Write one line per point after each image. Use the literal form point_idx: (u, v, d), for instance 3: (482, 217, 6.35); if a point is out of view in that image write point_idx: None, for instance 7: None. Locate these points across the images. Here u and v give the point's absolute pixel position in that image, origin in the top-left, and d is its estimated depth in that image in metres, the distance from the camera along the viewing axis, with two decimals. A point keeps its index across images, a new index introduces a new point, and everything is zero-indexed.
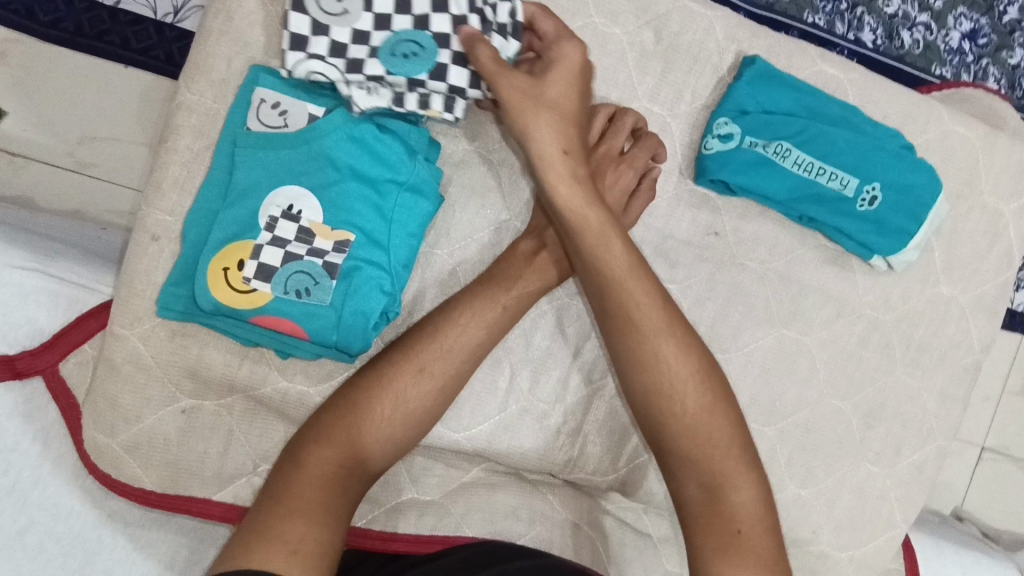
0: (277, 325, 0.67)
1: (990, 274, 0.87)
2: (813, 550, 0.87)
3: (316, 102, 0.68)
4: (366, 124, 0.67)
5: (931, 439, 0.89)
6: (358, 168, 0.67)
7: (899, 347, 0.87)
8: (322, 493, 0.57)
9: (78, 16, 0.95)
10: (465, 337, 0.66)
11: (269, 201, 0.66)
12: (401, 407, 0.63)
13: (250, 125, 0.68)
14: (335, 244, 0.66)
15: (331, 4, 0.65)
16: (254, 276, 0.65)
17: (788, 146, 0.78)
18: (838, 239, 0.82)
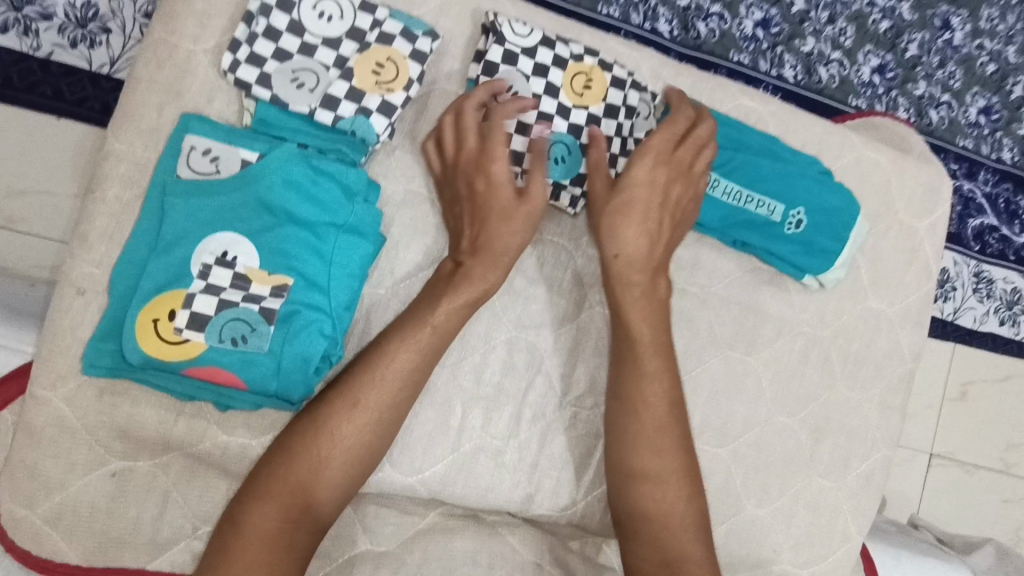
0: (213, 376, 0.64)
1: (912, 287, 0.93)
2: (776, 569, 0.88)
3: (249, 147, 0.67)
4: (301, 167, 0.67)
5: (875, 448, 0.92)
6: (294, 212, 0.66)
7: (837, 361, 0.91)
8: (265, 552, 0.56)
9: (8, 68, 0.92)
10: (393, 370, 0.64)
11: (202, 248, 0.64)
12: (337, 451, 0.61)
13: (181, 173, 0.67)
14: (273, 289, 0.65)
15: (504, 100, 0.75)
16: (185, 326, 0.63)
17: (715, 177, 0.82)
18: (770, 261, 0.86)
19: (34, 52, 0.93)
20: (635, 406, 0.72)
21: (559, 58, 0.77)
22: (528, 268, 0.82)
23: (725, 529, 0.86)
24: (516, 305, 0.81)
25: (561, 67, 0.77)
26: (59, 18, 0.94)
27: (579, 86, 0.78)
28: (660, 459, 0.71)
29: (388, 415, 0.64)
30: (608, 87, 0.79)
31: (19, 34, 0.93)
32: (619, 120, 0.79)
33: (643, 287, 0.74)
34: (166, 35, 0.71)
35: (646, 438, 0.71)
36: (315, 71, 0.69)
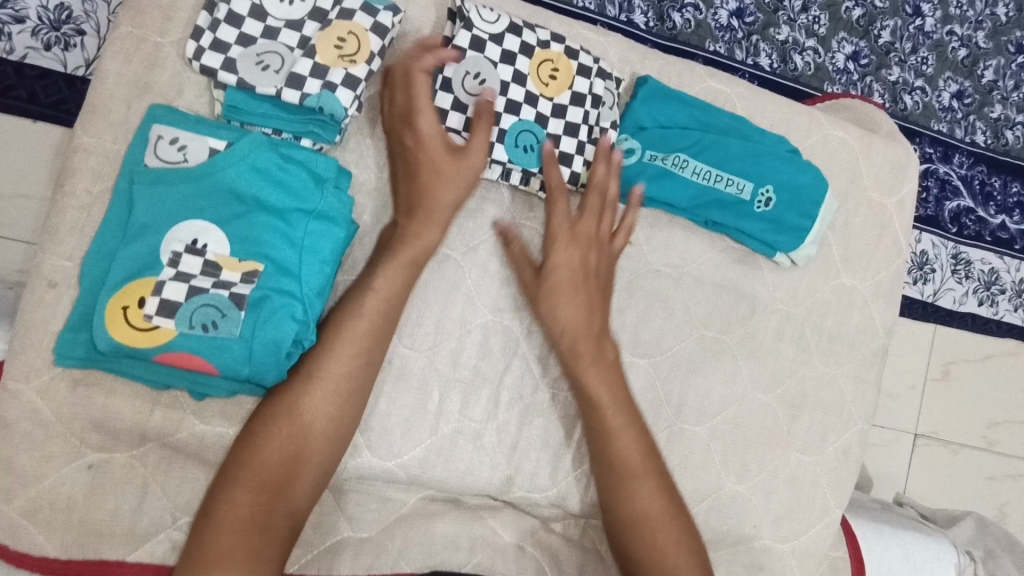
0: (184, 363, 0.64)
1: (882, 263, 0.95)
2: (757, 544, 0.89)
3: (217, 135, 0.68)
4: (269, 155, 0.68)
5: (852, 422, 0.94)
6: (263, 199, 0.67)
7: (811, 337, 0.92)
8: (241, 535, 0.59)
9: None
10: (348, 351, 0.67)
11: (171, 237, 0.65)
12: (302, 435, 0.64)
13: (148, 162, 0.67)
14: (243, 276, 0.66)
15: (471, 86, 0.76)
16: (155, 313, 0.64)
17: (685, 157, 0.83)
18: (741, 240, 0.88)
19: (6, 54, 0.93)
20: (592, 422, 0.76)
21: (526, 45, 0.78)
22: (503, 252, 0.82)
23: (705, 507, 0.87)
24: (491, 289, 0.82)
25: (527, 55, 0.78)
26: (32, 19, 0.94)
27: (546, 75, 0.78)
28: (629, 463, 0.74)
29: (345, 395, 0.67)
30: (575, 75, 0.80)
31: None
32: (587, 108, 0.80)
33: (590, 358, 0.76)
34: (133, 28, 0.71)
35: (613, 452, 0.75)
36: (279, 53, 0.70)
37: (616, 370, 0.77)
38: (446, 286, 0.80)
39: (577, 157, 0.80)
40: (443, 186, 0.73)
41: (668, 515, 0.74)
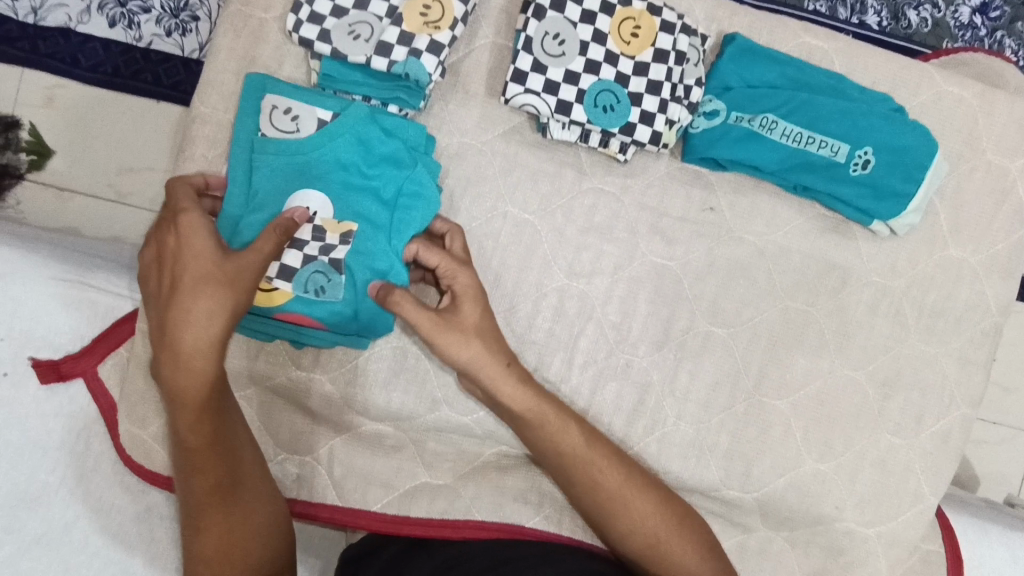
0: (296, 320, 0.73)
1: (1001, 234, 0.86)
2: (838, 526, 0.86)
3: (324, 106, 0.73)
4: (371, 129, 0.73)
5: (954, 406, 0.87)
6: (363, 171, 0.74)
7: (910, 314, 0.86)
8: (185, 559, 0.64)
9: (115, 58, 1.04)
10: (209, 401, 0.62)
11: (288, 204, 0.72)
12: (200, 502, 0.64)
13: (265, 131, 0.73)
14: (343, 237, 0.73)
15: (551, 47, 0.76)
16: (276, 276, 0.71)
17: (773, 119, 0.79)
18: (833, 206, 0.83)
19: (136, 42, 1.04)
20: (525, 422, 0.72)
21: (606, 4, 0.77)
22: (579, 218, 0.82)
23: (783, 483, 0.85)
24: (566, 252, 0.82)
25: (609, 13, 0.77)
26: (156, 10, 1.04)
27: (628, 33, 0.77)
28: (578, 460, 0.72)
29: (208, 444, 0.63)
30: (658, 31, 0.77)
31: (124, 27, 1.03)
32: (671, 66, 0.77)
33: (509, 376, 0.70)
34: (241, 6, 0.78)
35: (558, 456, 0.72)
36: (369, 22, 0.74)
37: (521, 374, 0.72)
38: (523, 250, 0.82)
39: (659, 116, 0.77)
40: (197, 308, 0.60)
41: (661, 508, 0.71)
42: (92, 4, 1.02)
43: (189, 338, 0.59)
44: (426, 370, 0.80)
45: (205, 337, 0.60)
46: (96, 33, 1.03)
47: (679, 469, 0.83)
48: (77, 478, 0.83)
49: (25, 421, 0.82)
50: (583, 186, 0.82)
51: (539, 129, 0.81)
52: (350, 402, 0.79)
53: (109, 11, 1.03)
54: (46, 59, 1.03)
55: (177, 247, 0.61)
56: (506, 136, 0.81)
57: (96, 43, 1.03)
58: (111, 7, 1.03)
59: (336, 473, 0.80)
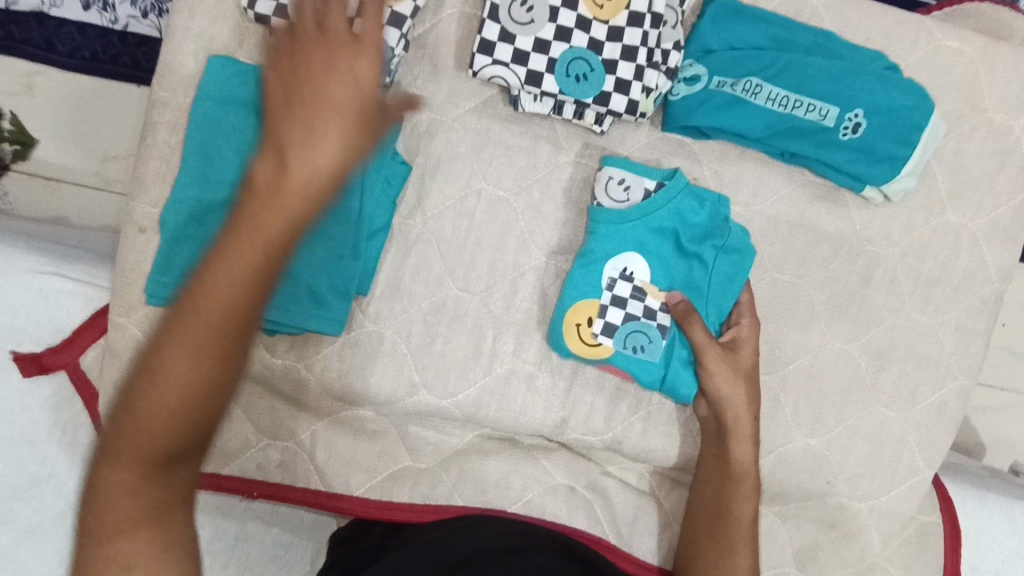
0: (613, 373, 0.79)
1: (1004, 196, 0.81)
2: (829, 501, 0.85)
3: (652, 176, 0.77)
4: (690, 200, 0.78)
5: (950, 377, 0.84)
6: (682, 239, 0.78)
7: (906, 283, 0.83)
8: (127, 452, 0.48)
9: (92, 42, 1.00)
10: (184, 338, 0.48)
11: (612, 266, 0.77)
12: (138, 432, 0.48)
13: (598, 199, 0.78)
14: (662, 303, 0.78)
15: (519, 14, 0.72)
16: (601, 332, 0.77)
17: (758, 83, 0.75)
18: (823, 173, 0.79)
19: (113, 26, 1.00)
20: (725, 427, 0.77)
21: None
22: (557, 193, 0.80)
23: (772, 460, 0.83)
24: (544, 229, 0.80)
25: None
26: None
27: None
28: (740, 466, 0.76)
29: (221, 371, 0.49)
30: None
31: (98, 9, 0.99)
32: (647, 29, 0.72)
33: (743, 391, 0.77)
34: None
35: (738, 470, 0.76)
36: None
37: (752, 389, 0.78)
38: (498, 229, 0.79)
39: (636, 84, 0.73)
40: (335, 139, 0.54)
41: (749, 541, 0.75)
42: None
43: (309, 166, 0.52)
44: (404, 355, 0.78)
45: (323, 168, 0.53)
46: (71, 16, 0.99)
47: (665, 448, 0.82)
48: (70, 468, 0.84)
49: (14, 415, 0.84)
50: (559, 160, 0.79)
51: (510, 103, 0.78)
52: (328, 388, 0.78)
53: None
54: (20, 45, 1.00)
55: (333, 94, 0.55)
56: (477, 110, 0.78)
57: (73, 27, 1.00)
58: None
59: (318, 458, 0.80)
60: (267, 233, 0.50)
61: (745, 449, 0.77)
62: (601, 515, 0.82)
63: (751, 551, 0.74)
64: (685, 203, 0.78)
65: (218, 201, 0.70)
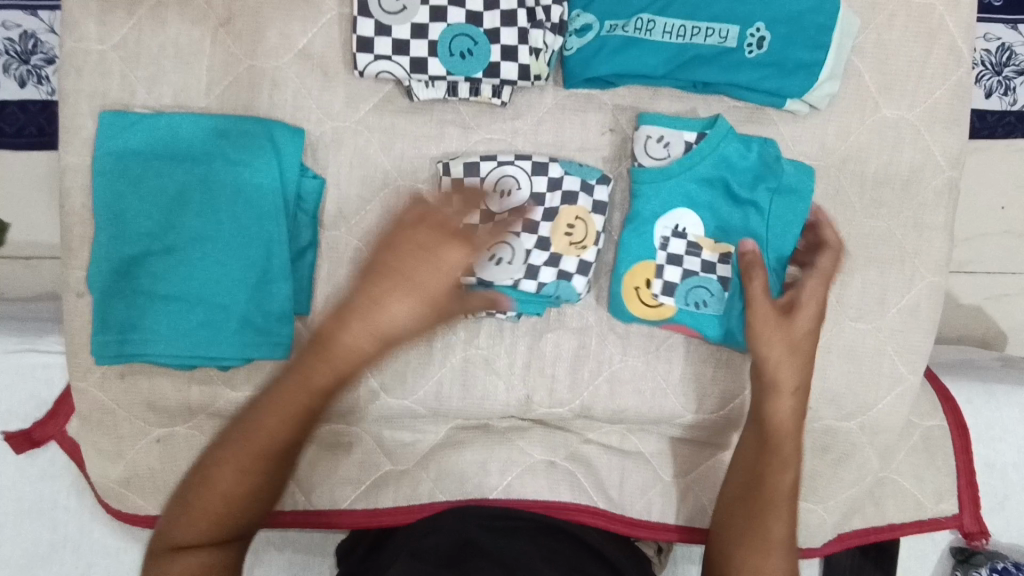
0: (680, 331, 0.78)
1: (937, 78, 0.78)
2: (816, 426, 0.83)
3: (690, 128, 0.75)
4: (736, 145, 0.74)
5: (918, 276, 0.81)
6: (732, 185, 0.75)
7: (852, 190, 0.79)
8: (191, 513, 0.63)
9: (36, 118, 0.96)
10: (241, 449, 0.63)
11: (663, 224, 0.76)
12: (205, 499, 0.63)
13: (639, 160, 0.76)
14: (720, 255, 0.76)
15: (390, 4, 0.71)
16: (661, 292, 0.76)
17: (649, 18, 0.72)
18: (739, 96, 0.75)
19: (51, 97, 0.95)
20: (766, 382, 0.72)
21: None
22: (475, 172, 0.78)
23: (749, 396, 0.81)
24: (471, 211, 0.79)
25: None
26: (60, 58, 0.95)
27: None
28: (776, 415, 0.72)
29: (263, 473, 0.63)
30: None
31: (34, 84, 0.95)
32: None
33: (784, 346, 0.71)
34: (77, 43, 0.75)
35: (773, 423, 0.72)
36: None
37: (799, 351, 0.72)
38: None
39: (522, 48, 0.71)
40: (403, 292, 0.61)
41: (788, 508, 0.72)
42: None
43: (388, 319, 0.61)
44: None
45: (398, 318, 0.61)
46: (9, 97, 0.95)
47: (637, 405, 0.81)
48: (79, 529, 0.88)
49: (17, 490, 0.88)
50: (471, 140, 0.78)
51: (405, 95, 0.77)
52: None
53: (15, 72, 0.95)
54: None
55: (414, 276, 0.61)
56: (378, 108, 0.77)
57: (14, 107, 0.95)
58: (16, 67, 0.94)
59: (300, 479, 0.82)
60: (303, 389, 0.63)
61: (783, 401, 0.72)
62: (587, 483, 0.82)
63: (789, 511, 0.71)
64: (733, 145, 0.75)
65: (141, 252, 0.72)
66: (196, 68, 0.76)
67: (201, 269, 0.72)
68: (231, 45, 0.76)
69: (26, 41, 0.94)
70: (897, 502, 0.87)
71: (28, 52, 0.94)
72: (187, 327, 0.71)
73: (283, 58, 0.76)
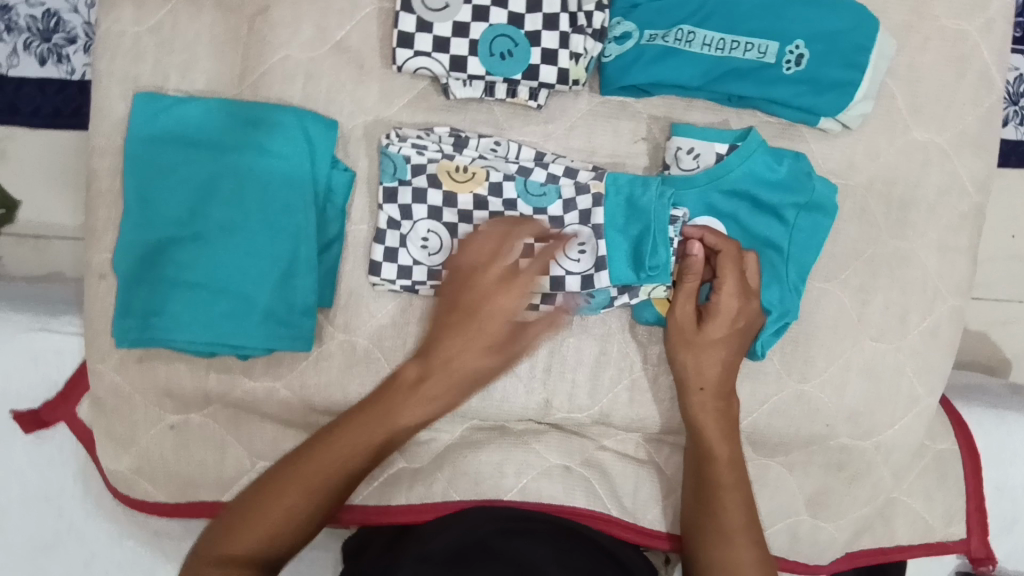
0: None
1: (967, 103, 0.79)
2: (832, 444, 0.83)
3: (722, 139, 0.75)
4: (765, 158, 0.74)
5: (939, 299, 0.81)
6: (759, 197, 0.75)
7: (879, 210, 0.80)
8: (259, 534, 0.63)
9: (56, 97, 0.94)
10: (320, 468, 0.65)
11: None
12: (268, 513, 0.63)
13: (669, 169, 0.77)
14: None
15: (432, 1, 0.71)
16: None
17: (689, 30, 0.73)
18: (772, 111, 0.76)
19: (71, 77, 0.94)
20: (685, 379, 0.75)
21: None
22: None
23: (767, 410, 0.81)
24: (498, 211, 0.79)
25: None
26: (82, 38, 0.94)
27: None
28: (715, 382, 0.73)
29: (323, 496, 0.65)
30: None
31: (54, 63, 0.94)
32: None
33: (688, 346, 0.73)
34: (111, 24, 0.75)
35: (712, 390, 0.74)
36: None
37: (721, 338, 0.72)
38: None
39: (562, 51, 0.72)
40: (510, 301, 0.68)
41: (742, 499, 0.72)
42: (18, 45, 0.93)
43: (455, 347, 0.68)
44: (378, 361, 0.78)
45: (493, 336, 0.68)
46: (29, 75, 0.94)
47: (655, 414, 0.81)
48: (82, 515, 0.87)
49: (22, 471, 0.87)
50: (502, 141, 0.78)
51: (438, 92, 0.77)
52: (309, 403, 0.77)
53: (35, 50, 0.93)
54: None
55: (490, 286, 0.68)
56: (412, 105, 0.77)
57: (34, 85, 0.94)
58: (37, 45, 0.93)
59: None
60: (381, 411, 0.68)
61: (716, 368, 0.73)
62: (601, 489, 0.82)
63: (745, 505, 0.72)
64: (759, 159, 0.74)
65: (167, 237, 0.71)
66: (231, 55, 0.76)
67: (227, 258, 0.71)
68: (267, 35, 0.76)
69: (48, 19, 0.93)
70: (908, 523, 0.87)
71: (49, 30, 0.94)
72: (211, 315, 0.71)
73: (319, 50, 0.76)
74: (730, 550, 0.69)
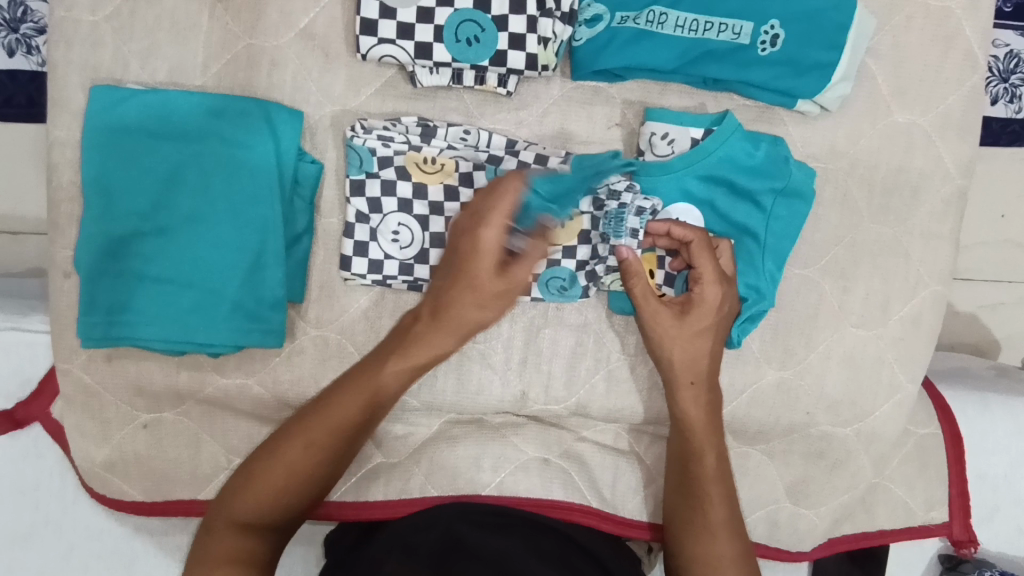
0: None
1: (952, 84, 0.77)
2: (812, 432, 0.82)
3: (697, 124, 0.73)
4: (742, 143, 0.72)
5: (922, 285, 0.80)
6: (736, 183, 0.73)
7: (860, 196, 0.78)
8: (275, 482, 0.63)
9: (25, 87, 0.92)
10: (332, 416, 0.64)
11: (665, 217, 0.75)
12: (279, 466, 0.63)
13: (644, 155, 0.75)
14: None
15: None
16: (663, 284, 0.76)
17: (662, 11, 0.71)
18: (749, 94, 0.74)
19: (41, 68, 0.92)
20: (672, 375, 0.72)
21: None
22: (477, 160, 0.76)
23: (747, 399, 0.81)
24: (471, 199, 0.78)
25: None
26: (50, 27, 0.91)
27: None
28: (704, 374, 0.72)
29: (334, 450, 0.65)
30: None
31: (23, 53, 0.91)
32: None
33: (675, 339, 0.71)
34: (66, 13, 0.73)
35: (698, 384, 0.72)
36: None
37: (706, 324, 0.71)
38: None
39: (530, 36, 0.70)
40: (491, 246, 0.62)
41: (727, 493, 0.71)
42: None
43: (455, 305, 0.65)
44: (351, 355, 0.77)
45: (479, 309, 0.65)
46: None
47: (633, 405, 0.80)
48: (61, 512, 0.87)
49: None
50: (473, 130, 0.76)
51: (406, 80, 0.75)
52: (283, 399, 0.77)
53: (3, 39, 0.90)
54: None
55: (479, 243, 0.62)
56: (380, 93, 0.75)
57: (2, 75, 0.91)
58: (4, 34, 0.90)
59: None
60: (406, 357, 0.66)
61: (703, 361, 0.71)
62: (580, 481, 0.81)
63: (728, 498, 0.71)
64: (737, 143, 0.72)
65: (130, 232, 0.70)
66: (191, 43, 0.74)
67: (192, 252, 0.70)
68: (228, 22, 0.74)
69: (15, 7, 0.90)
70: (890, 509, 0.87)
71: (17, 19, 0.90)
72: (177, 311, 0.70)
73: (283, 37, 0.74)
74: (707, 544, 0.68)
